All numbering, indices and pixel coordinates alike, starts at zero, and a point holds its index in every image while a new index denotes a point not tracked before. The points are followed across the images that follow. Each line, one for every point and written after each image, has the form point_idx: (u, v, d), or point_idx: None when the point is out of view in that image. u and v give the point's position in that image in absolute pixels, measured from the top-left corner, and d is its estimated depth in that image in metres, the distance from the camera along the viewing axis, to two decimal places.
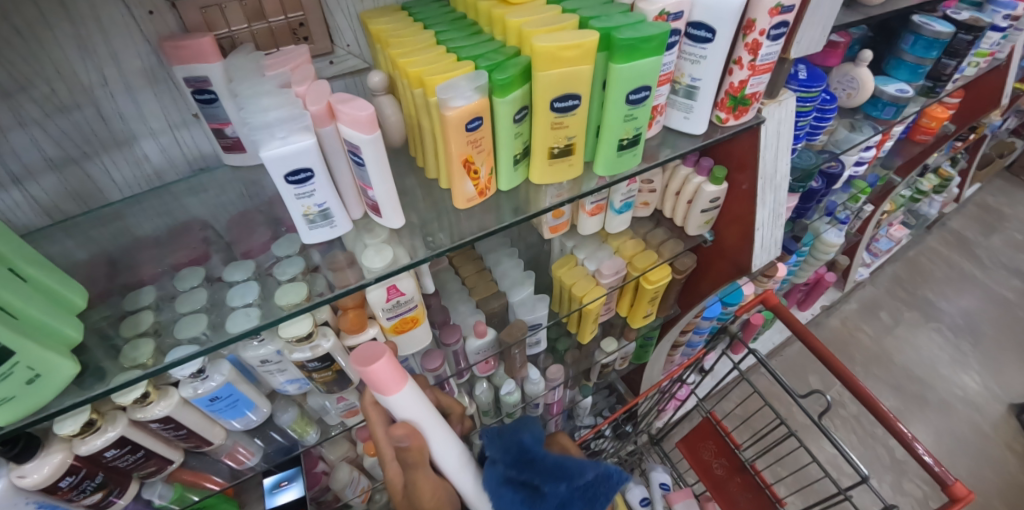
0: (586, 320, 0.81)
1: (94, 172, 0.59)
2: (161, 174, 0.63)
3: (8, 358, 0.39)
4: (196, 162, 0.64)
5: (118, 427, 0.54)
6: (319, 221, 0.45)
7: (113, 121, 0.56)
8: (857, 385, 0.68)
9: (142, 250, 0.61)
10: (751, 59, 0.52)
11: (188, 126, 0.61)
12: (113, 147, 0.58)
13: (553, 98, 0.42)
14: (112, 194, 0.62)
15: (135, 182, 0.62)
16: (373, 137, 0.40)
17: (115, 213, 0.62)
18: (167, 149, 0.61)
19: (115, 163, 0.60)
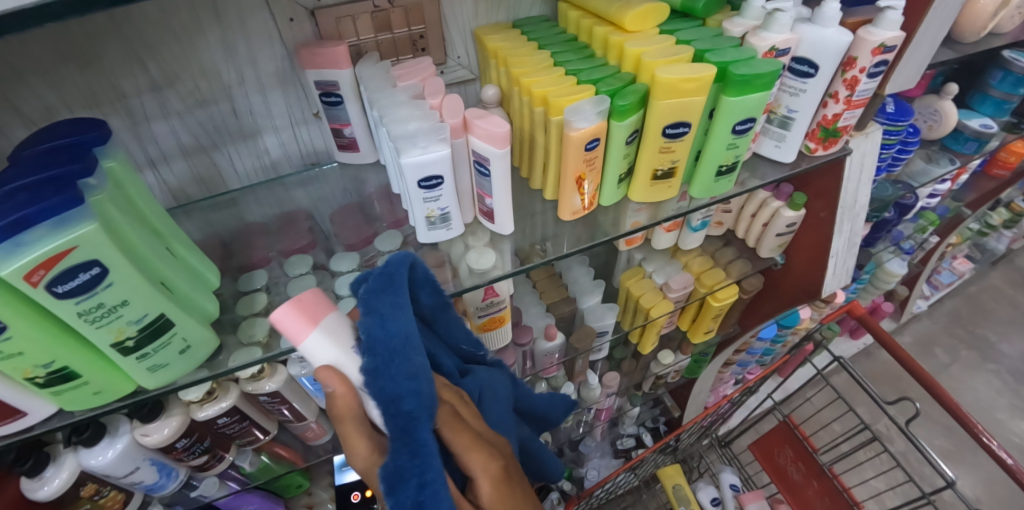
0: (650, 333, 0.84)
1: (220, 161, 0.65)
2: (276, 166, 0.69)
3: (167, 330, 0.44)
4: (308, 157, 0.70)
5: (230, 398, 0.59)
6: (439, 224, 0.49)
7: (242, 116, 0.61)
8: (944, 393, 0.81)
9: (255, 236, 0.68)
10: (848, 94, 0.54)
11: (305, 124, 0.66)
12: (240, 139, 0.64)
13: (665, 124, 0.45)
14: (231, 182, 0.68)
15: (253, 171, 0.68)
16: (503, 152, 0.44)
17: (233, 200, 0.69)
18: (284, 143, 0.67)
19: (239, 154, 0.65)
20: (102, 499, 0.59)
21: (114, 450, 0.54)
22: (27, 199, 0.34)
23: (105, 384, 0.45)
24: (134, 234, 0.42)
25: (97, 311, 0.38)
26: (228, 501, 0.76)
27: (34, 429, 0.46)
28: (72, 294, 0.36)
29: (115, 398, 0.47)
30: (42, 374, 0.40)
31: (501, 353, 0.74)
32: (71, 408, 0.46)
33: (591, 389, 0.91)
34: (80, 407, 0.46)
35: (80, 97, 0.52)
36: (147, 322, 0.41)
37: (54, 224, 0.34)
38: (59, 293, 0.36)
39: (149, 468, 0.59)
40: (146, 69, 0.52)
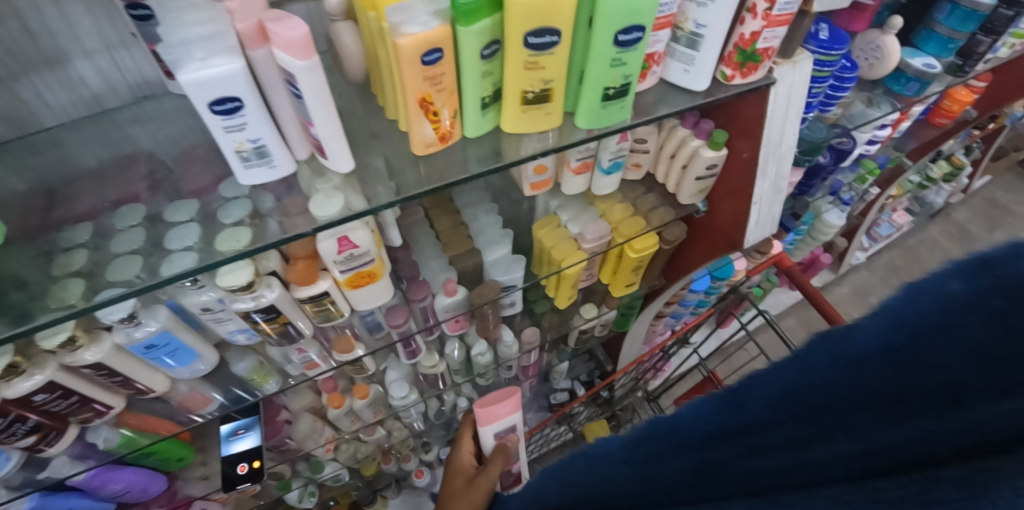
0: (563, 286, 0.77)
1: (23, 93, 0.52)
2: (101, 99, 0.56)
3: None
4: (139, 88, 0.57)
5: (46, 371, 0.49)
6: (255, 159, 0.41)
7: (37, 34, 0.48)
8: (860, 344, 0.73)
9: (82, 182, 0.55)
10: (766, 8, 0.45)
11: (127, 48, 0.53)
12: (41, 65, 0.50)
13: (526, 31, 0.36)
14: (44, 118, 0.55)
15: (72, 106, 0.55)
16: (310, 64, 0.35)
17: (52, 140, 0.56)
18: (105, 72, 0.54)
19: (47, 83, 0.52)
20: None
21: None
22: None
23: None
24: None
25: None
26: (87, 479, 0.67)
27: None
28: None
29: None
30: None
31: (392, 311, 0.68)
32: None
33: (506, 345, 0.86)
34: None
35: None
36: None
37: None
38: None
39: None
40: None
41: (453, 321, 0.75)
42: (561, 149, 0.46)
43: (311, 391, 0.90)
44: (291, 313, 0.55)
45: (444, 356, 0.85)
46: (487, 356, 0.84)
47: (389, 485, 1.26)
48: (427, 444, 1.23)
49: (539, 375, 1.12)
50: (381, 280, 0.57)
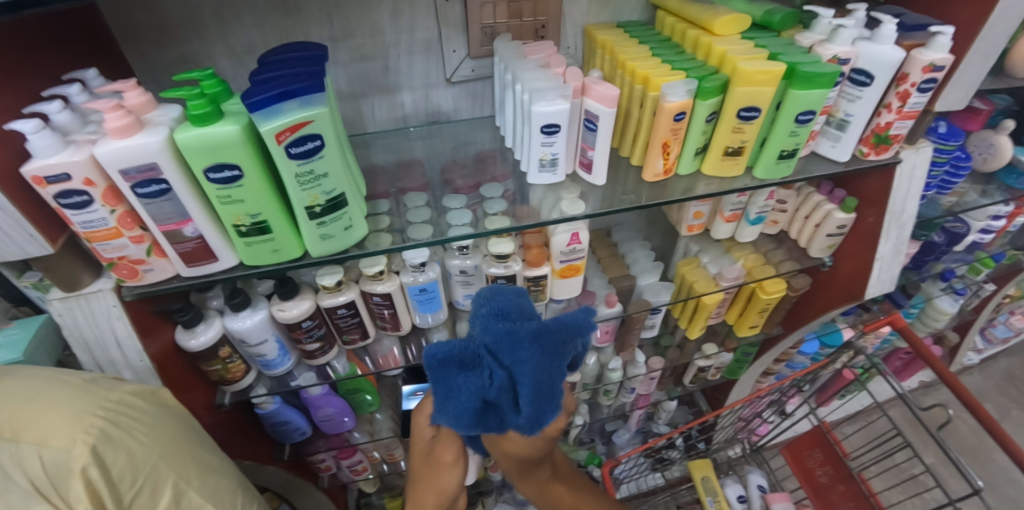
0: (699, 316, 0.92)
1: (365, 108, 0.78)
2: (406, 119, 0.82)
3: (341, 207, 0.57)
4: (432, 116, 0.82)
5: (350, 292, 0.71)
6: (547, 167, 0.60)
7: (391, 73, 0.75)
8: (994, 427, 0.78)
9: (379, 175, 0.79)
10: (900, 105, 0.63)
11: (437, 87, 0.78)
12: (383, 92, 0.77)
13: (741, 108, 0.56)
14: (368, 126, 0.81)
15: (387, 121, 0.81)
16: (611, 111, 0.55)
17: (364, 142, 0.82)
18: (417, 101, 0.79)
19: (380, 104, 0.78)
20: (231, 365, 0.76)
21: (253, 319, 0.70)
22: (289, 80, 0.49)
23: (282, 245, 0.59)
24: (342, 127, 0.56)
25: (307, 176, 0.52)
26: (315, 397, 0.87)
27: (213, 276, 0.62)
28: (297, 156, 0.50)
29: (284, 259, 0.61)
30: (248, 223, 0.56)
31: (565, 310, 0.85)
32: (257, 262, 0.61)
33: (636, 365, 1.00)
34: (261, 262, 0.61)
35: (274, 34, 0.68)
36: (332, 196, 0.55)
37: (302, 101, 0.49)
38: (291, 153, 0.50)
39: (272, 343, 0.74)
40: (331, 23, 0.68)
41: (603, 331, 0.91)
42: (727, 190, 0.63)
43: None
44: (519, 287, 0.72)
45: (582, 366, 0.99)
46: (619, 371, 0.98)
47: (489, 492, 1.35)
48: None
49: (645, 411, 1.23)
50: (579, 276, 0.75)
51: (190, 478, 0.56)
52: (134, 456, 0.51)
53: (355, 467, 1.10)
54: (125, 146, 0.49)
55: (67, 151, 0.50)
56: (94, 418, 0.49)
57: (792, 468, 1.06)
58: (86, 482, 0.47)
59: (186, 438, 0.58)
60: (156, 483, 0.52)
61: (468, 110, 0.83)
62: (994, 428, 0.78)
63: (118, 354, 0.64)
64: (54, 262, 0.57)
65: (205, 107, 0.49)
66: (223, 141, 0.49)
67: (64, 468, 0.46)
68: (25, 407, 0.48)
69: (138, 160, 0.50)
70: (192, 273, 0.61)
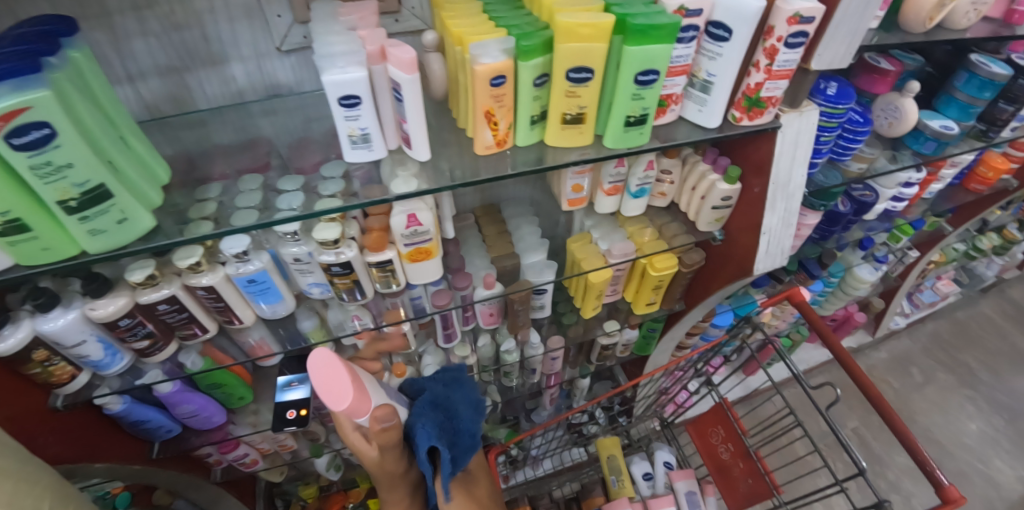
0: (589, 295, 0.85)
1: (191, 83, 0.69)
2: (242, 94, 0.73)
3: (107, 198, 0.49)
4: (271, 89, 0.74)
5: (171, 287, 0.65)
6: (360, 143, 0.56)
7: (212, 43, 0.65)
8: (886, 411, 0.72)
9: (221, 157, 0.71)
10: (768, 63, 0.56)
11: (270, 57, 0.70)
12: (208, 65, 0.67)
13: (569, 69, 0.48)
14: (200, 103, 0.72)
15: (220, 97, 0.72)
16: (412, 77, 0.49)
17: (201, 121, 0.73)
18: (250, 73, 0.70)
19: (208, 79, 0.69)
20: (53, 368, 0.68)
21: (65, 319, 0.62)
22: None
23: (52, 242, 0.51)
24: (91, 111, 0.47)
25: (46, 168, 0.44)
26: (170, 393, 0.83)
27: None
28: (22, 148, 0.42)
29: (60, 258, 0.52)
30: None
31: (437, 295, 0.81)
32: (26, 263, 0.52)
33: (531, 347, 0.94)
34: (32, 264, 0.52)
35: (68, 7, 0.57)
36: (90, 189, 0.47)
37: (15, 85, 0.41)
38: (13, 144, 0.42)
39: (94, 343, 0.67)
40: None
41: (487, 314, 0.87)
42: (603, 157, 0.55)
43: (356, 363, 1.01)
44: (360, 273, 0.67)
45: (476, 348, 0.95)
46: (514, 353, 0.93)
47: None
48: None
49: (560, 388, 1.19)
50: (434, 259, 0.70)
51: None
52: None
53: (243, 460, 1.06)
54: None
55: None
56: None
57: (697, 444, 1.04)
58: None
59: None
60: None
61: (312, 82, 0.75)
62: (886, 411, 0.72)
63: None
64: None
65: None
66: None
67: None
68: None
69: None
70: None
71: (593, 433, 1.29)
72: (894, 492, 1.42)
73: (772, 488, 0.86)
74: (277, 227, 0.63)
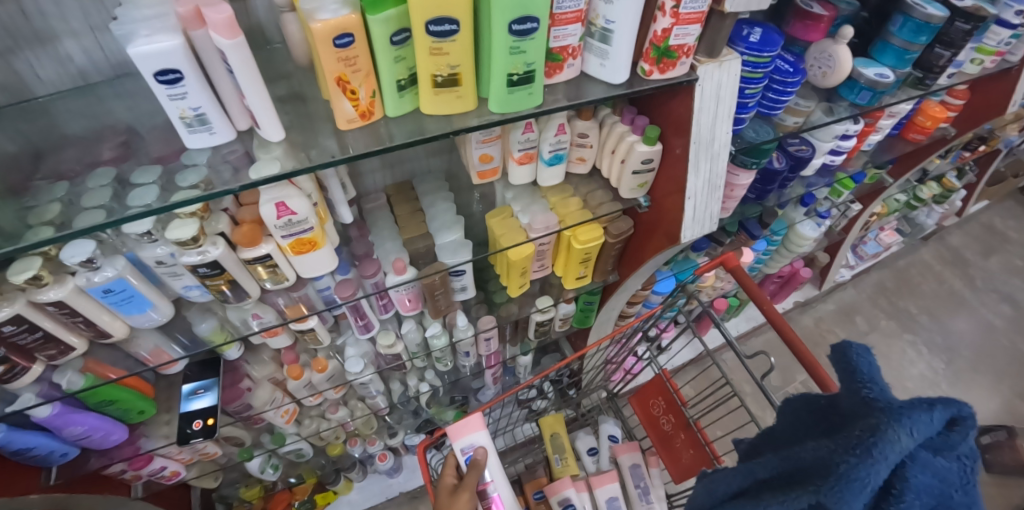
0: (512, 273, 0.78)
1: (17, 66, 0.56)
2: (86, 75, 0.60)
3: None
4: (123, 67, 0.61)
5: (13, 305, 0.55)
6: (197, 125, 0.47)
7: (32, 16, 0.52)
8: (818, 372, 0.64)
9: (64, 149, 0.59)
10: (674, 5, 0.48)
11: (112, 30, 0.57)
12: (36, 43, 0.54)
13: (427, 20, 0.40)
14: (37, 90, 0.59)
15: (62, 80, 0.59)
16: (235, 43, 0.41)
17: (44, 109, 0.60)
18: (90, 51, 0.58)
19: (39, 58, 0.56)
20: None
21: None
22: None
23: None
24: None
25: None
26: (50, 418, 0.72)
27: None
28: None
29: None
30: None
31: (342, 285, 0.70)
32: None
33: (459, 329, 0.86)
34: None
35: None
36: None
37: None
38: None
39: None
40: None
41: (403, 300, 0.78)
42: (494, 122, 0.48)
43: (274, 361, 0.93)
44: (235, 271, 0.59)
45: (402, 337, 0.87)
46: (441, 338, 0.86)
47: (352, 467, 1.29)
48: (392, 430, 1.24)
49: (502, 366, 1.13)
50: (323, 249, 0.61)
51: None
52: None
53: (163, 473, 0.98)
54: None
55: None
56: None
57: (641, 416, 1.01)
58: None
59: None
60: None
61: None
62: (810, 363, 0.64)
63: None
64: None
65: None
66: None
67: None
68: None
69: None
70: None
71: (543, 408, 1.22)
72: None
73: (712, 458, 0.84)
74: (126, 226, 0.53)
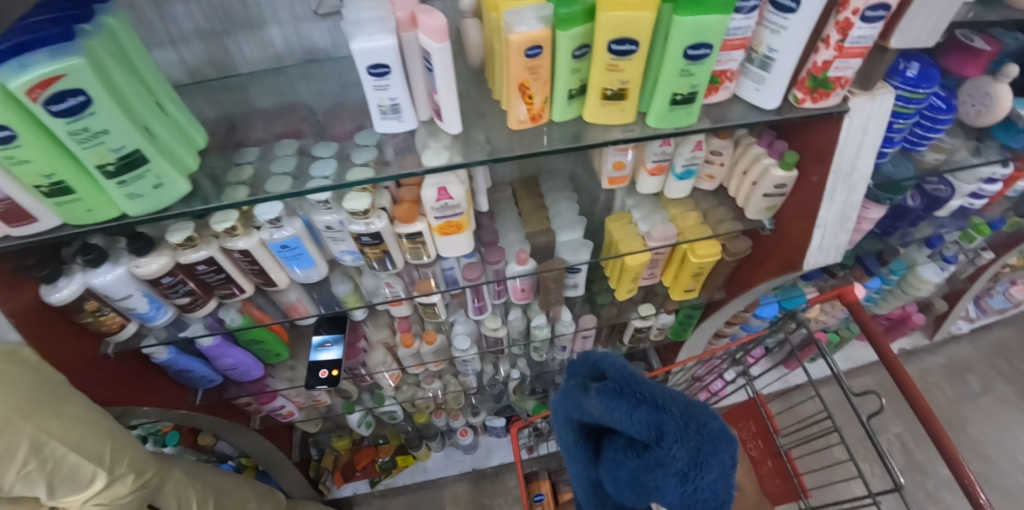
0: (624, 277, 0.82)
1: (230, 47, 0.68)
2: (282, 59, 0.72)
3: (143, 161, 0.52)
4: (309, 54, 0.71)
5: (209, 248, 0.66)
6: (389, 113, 0.53)
7: (250, 6, 0.64)
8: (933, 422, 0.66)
9: (254, 119, 0.72)
10: (840, 40, 0.50)
11: (307, 21, 0.67)
12: (246, 28, 0.66)
13: (612, 41, 0.44)
14: (241, 67, 0.72)
15: (261, 61, 0.71)
16: (442, 46, 0.46)
17: (241, 84, 0.73)
18: (287, 37, 0.68)
19: (247, 41, 0.68)
20: (104, 317, 0.73)
21: (113, 273, 0.67)
22: (35, 32, 0.44)
23: (94, 204, 0.56)
24: (126, 75, 0.50)
25: (84, 133, 0.47)
26: (211, 347, 0.85)
27: (44, 235, 0.59)
28: (63, 115, 0.45)
29: (104, 219, 0.58)
30: (112, 161, 0.50)
31: (469, 268, 0.78)
32: (78, 221, 0.58)
33: (562, 324, 0.93)
34: (81, 222, 0.58)
35: None
36: (125, 154, 0.50)
37: (51, 53, 0.43)
38: (53, 111, 0.44)
39: (140, 297, 0.71)
40: None
41: (518, 288, 0.84)
42: (644, 139, 0.52)
43: (389, 327, 1.01)
44: (390, 243, 0.67)
45: (507, 322, 0.93)
46: (545, 330, 0.91)
47: (435, 437, 1.34)
48: (475, 409, 1.31)
49: None
50: (465, 233, 0.68)
51: (53, 429, 0.61)
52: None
53: (281, 411, 1.10)
54: None
55: None
56: None
57: None
58: None
59: (42, 389, 0.62)
60: (10, 436, 0.57)
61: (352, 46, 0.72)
62: (925, 413, 0.67)
63: None
64: None
65: None
66: None
67: None
68: None
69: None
70: (20, 234, 0.58)
71: None
72: (931, 502, 1.35)
73: (800, 492, 0.84)
74: (308, 192, 0.60)
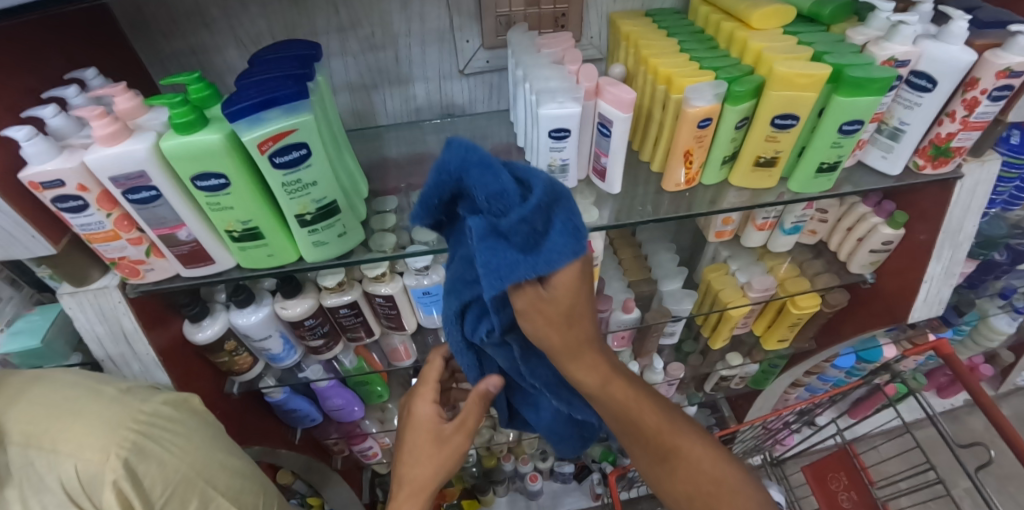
0: (723, 327, 0.87)
1: (375, 99, 0.74)
2: (419, 112, 0.77)
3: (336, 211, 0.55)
4: (447, 108, 0.77)
5: (352, 293, 0.70)
6: (557, 173, 0.56)
7: (402, 63, 0.70)
8: None
9: (389, 168, 0.74)
10: (965, 115, 0.54)
11: (451, 79, 0.73)
12: (395, 83, 0.72)
13: (777, 116, 0.50)
14: (379, 118, 0.77)
15: (400, 113, 0.77)
16: (626, 116, 0.50)
17: (377, 134, 0.78)
18: (430, 92, 0.74)
19: (391, 94, 0.74)
20: (237, 356, 0.76)
21: (257, 315, 0.70)
22: (274, 85, 0.46)
23: (276, 250, 0.58)
24: (328, 131, 0.54)
25: (295, 185, 0.50)
26: (325, 388, 0.88)
27: (212, 277, 0.61)
28: (284, 166, 0.49)
29: (280, 263, 0.60)
30: (311, 211, 0.53)
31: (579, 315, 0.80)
32: (253, 265, 0.60)
33: (654, 373, 0.93)
34: (254, 266, 0.60)
35: (280, 24, 0.63)
36: (324, 204, 0.54)
37: (286, 109, 0.46)
38: (277, 163, 0.48)
39: (277, 338, 0.74)
40: (337, 12, 0.63)
41: (620, 335, 0.84)
42: (752, 207, 0.57)
43: None
44: None
45: None
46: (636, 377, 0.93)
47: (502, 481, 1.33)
48: (543, 454, 1.31)
49: None
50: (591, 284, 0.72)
51: (218, 483, 0.56)
52: (166, 465, 0.52)
53: (366, 452, 1.11)
54: (114, 154, 0.47)
55: (59, 158, 0.48)
56: (127, 431, 0.50)
57: (812, 487, 1.00)
58: (119, 493, 0.48)
59: (211, 443, 0.58)
60: (184, 494, 0.53)
61: (484, 103, 0.77)
62: None
63: (127, 348, 0.64)
64: (61, 260, 0.55)
65: (187, 115, 0.46)
66: (206, 150, 0.47)
67: (98, 482, 0.48)
68: (61, 418, 0.49)
69: (50, 176, 0.47)
70: (191, 273, 0.60)
71: None
72: None
73: None
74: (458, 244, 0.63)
